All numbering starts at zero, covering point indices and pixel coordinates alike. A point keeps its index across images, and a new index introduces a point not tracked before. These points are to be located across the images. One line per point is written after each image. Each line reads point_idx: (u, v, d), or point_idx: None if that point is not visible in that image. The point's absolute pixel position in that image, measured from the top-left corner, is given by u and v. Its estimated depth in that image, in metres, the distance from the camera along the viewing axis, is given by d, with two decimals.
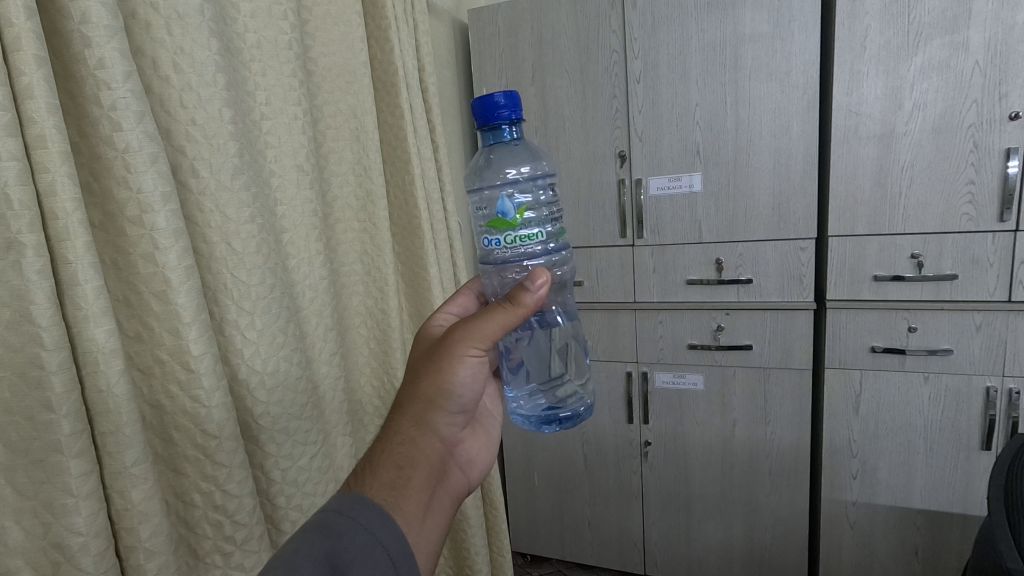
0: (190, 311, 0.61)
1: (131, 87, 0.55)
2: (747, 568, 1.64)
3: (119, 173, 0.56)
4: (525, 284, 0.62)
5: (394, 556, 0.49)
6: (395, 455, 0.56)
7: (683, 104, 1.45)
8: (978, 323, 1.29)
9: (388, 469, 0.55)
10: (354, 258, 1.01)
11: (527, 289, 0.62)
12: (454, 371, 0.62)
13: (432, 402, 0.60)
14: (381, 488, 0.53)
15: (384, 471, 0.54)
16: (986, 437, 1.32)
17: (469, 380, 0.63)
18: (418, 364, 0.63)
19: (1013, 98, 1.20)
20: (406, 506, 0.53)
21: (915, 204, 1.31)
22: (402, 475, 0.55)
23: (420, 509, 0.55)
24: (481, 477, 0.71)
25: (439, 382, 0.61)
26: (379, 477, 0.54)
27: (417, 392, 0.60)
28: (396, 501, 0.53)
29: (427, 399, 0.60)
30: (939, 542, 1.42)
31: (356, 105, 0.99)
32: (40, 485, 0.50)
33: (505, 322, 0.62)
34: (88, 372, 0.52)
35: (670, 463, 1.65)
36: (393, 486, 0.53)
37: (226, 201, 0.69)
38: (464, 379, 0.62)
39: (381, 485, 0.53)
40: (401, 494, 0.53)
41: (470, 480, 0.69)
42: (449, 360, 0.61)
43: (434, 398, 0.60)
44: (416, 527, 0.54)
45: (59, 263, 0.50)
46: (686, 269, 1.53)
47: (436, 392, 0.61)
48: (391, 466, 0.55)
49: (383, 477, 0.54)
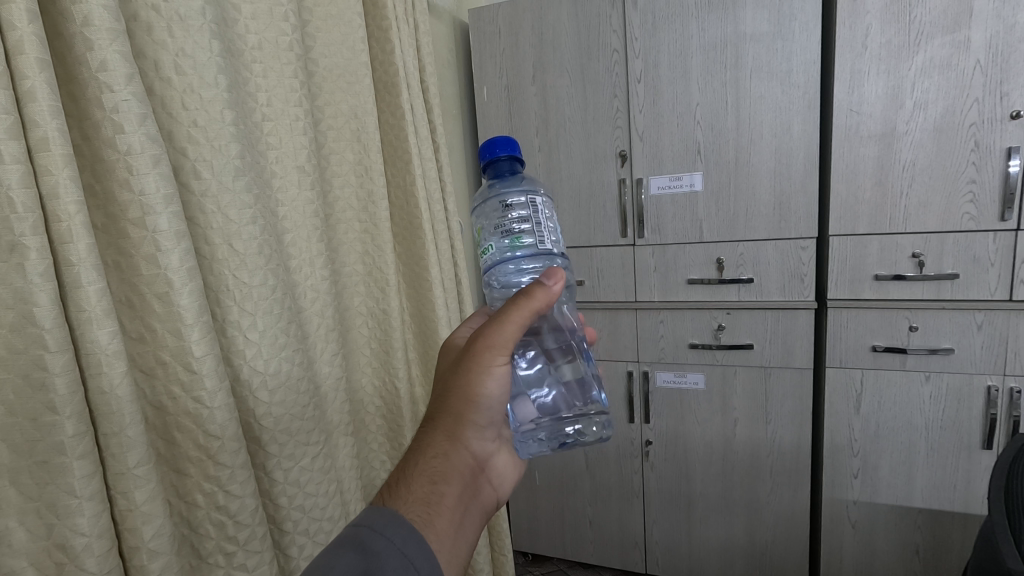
0: (193, 312, 0.61)
1: (133, 89, 0.55)
2: (748, 567, 1.64)
3: (120, 175, 0.56)
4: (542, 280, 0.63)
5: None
6: (428, 470, 0.57)
7: (684, 104, 1.45)
8: (979, 323, 1.29)
9: (421, 483, 0.56)
10: (355, 258, 1.02)
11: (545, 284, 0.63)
12: (482, 383, 0.63)
13: (463, 415, 0.62)
14: (415, 504, 0.54)
15: (417, 486, 0.55)
16: (987, 436, 1.32)
17: (498, 394, 0.64)
18: (446, 377, 0.64)
19: (1014, 97, 1.20)
20: (440, 522, 0.54)
21: (915, 203, 1.31)
22: (435, 491, 0.56)
23: (453, 524, 0.56)
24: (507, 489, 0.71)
25: (469, 396, 0.62)
26: (412, 491, 0.55)
27: (447, 406, 0.62)
28: (429, 517, 0.54)
29: (458, 414, 0.62)
30: (941, 541, 1.42)
31: (358, 106, 1.00)
32: (44, 486, 0.50)
33: (524, 323, 0.63)
34: (92, 374, 0.52)
35: (671, 462, 1.66)
36: (427, 502, 0.54)
37: (228, 203, 0.69)
38: (492, 392, 0.63)
39: (414, 499, 0.54)
40: (435, 510, 0.54)
41: (499, 491, 0.70)
42: (478, 373, 0.62)
43: (465, 414, 0.62)
44: (450, 542, 0.55)
45: (62, 265, 0.51)
46: (687, 269, 1.53)
47: (468, 407, 0.62)
48: (424, 481, 0.56)
49: (417, 492, 0.55)
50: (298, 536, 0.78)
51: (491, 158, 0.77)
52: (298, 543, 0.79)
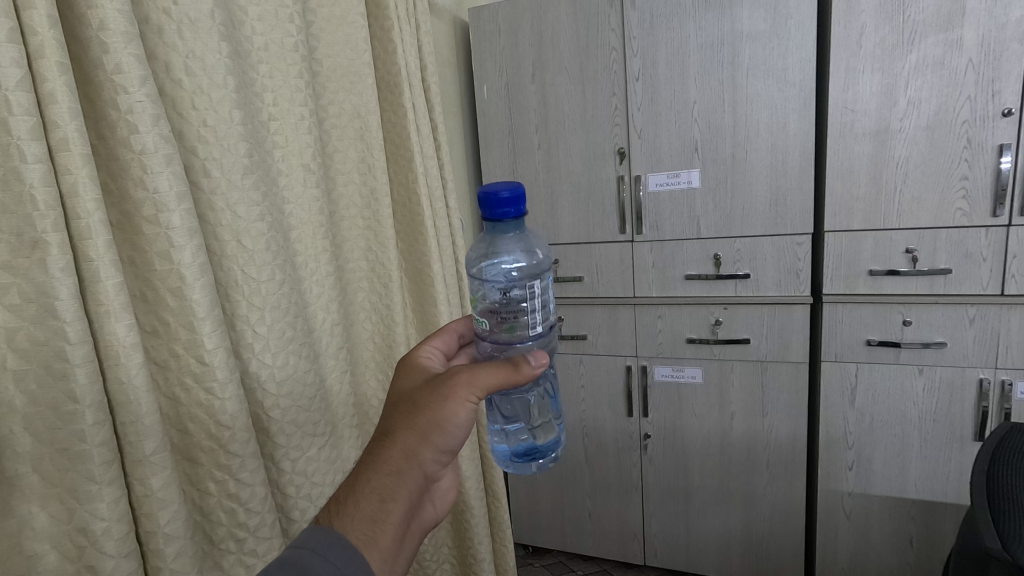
0: (205, 306, 0.63)
1: (146, 91, 0.57)
2: (746, 558, 1.67)
3: (135, 173, 0.58)
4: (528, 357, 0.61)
5: None
6: (382, 485, 0.55)
7: (682, 102, 1.47)
8: (971, 317, 1.31)
9: (370, 500, 0.53)
10: (358, 254, 1.04)
11: (529, 362, 0.61)
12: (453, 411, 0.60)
13: (427, 437, 0.59)
14: (363, 522, 0.51)
15: (366, 503, 0.53)
16: (979, 428, 1.35)
17: (466, 421, 0.61)
18: (416, 395, 0.61)
19: (1005, 95, 1.21)
20: (385, 542, 0.52)
21: (909, 199, 1.33)
22: (383, 509, 0.53)
23: (394, 546, 0.53)
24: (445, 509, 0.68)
25: (436, 416, 0.59)
26: (360, 508, 0.52)
27: (412, 425, 0.59)
28: (374, 538, 0.51)
29: (423, 433, 0.59)
30: (934, 532, 1.45)
31: (360, 105, 1.01)
32: (65, 473, 0.52)
33: (505, 376, 0.61)
34: (110, 365, 0.55)
35: (670, 456, 1.68)
36: (375, 520, 0.52)
37: (237, 200, 0.71)
38: (461, 420, 0.61)
39: (362, 517, 0.52)
40: (382, 529, 0.52)
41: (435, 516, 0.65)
42: (449, 399, 0.60)
43: (428, 433, 0.59)
44: (390, 562, 0.53)
45: (81, 261, 0.53)
46: (685, 264, 1.55)
47: (433, 428, 0.59)
48: (375, 497, 0.54)
49: (366, 510, 0.52)
50: (306, 525, 0.81)
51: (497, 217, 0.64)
52: None
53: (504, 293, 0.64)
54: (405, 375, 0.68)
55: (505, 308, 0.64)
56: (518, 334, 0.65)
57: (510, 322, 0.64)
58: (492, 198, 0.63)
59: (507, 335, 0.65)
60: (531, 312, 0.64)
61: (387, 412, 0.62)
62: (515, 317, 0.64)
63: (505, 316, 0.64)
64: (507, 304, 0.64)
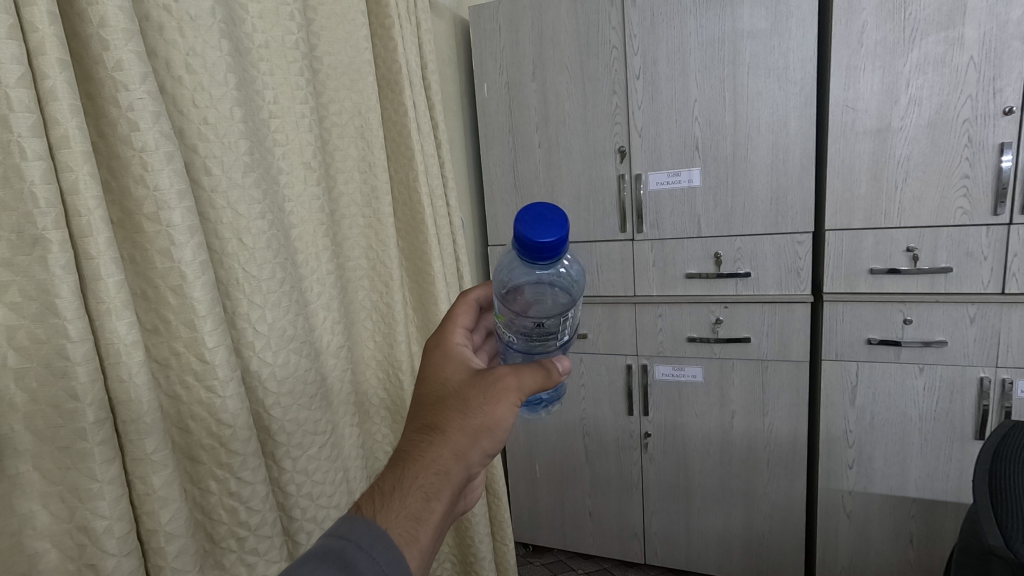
0: (205, 304, 0.63)
1: (147, 88, 0.57)
2: (746, 557, 1.67)
3: (136, 171, 0.58)
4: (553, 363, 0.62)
5: None
6: (425, 482, 0.54)
7: (683, 100, 1.47)
8: (971, 316, 1.31)
9: (415, 498, 0.52)
10: (359, 253, 1.04)
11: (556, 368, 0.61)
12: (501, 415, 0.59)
13: (476, 440, 0.58)
14: (406, 519, 0.51)
15: (411, 501, 0.52)
16: (979, 426, 1.35)
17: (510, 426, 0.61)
18: (463, 393, 0.59)
19: (1007, 93, 1.21)
20: (424, 541, 0.52)
21: (910, 198, 1.33)
22: (427, 508, 0.53)
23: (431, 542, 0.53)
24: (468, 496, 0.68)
25: (486, 421, 0.58)
26: (405, 505, 0.51)
27: (463, 426, 0.57)
28: (415, 535, 0.51)
29: (472, 434, 0.57)
30: (934, 530, 1.45)
31: (361, 103, 1.01)
32: (66, 471, 0.52)
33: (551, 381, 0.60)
34: (111, 363, 0.55)
35: (670, 454, 1.68)
36: (418, 519, 0.51)
37: (237, 198, 0.71)
38: (507, 425, 0.60)
39: (406, 515, 0.51)
40: (424, 528, 0.52)
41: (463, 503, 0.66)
42: (501, 406, 0.58)
43: (475, 435, 0.57)
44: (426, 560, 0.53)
45: (82, 258, 0.53)
46: (685, 263, 1.55)
47: (482, 432, 0.58)
48: (419, 495, 0.53)
49: (410, 507, 0.51)
50: (306, 523, 0.81)
51: (537, 260, 0.55)
52: (307, 529, 0.81)
53: (536, 323, 0.59)
54: (445, 363, 0.65)
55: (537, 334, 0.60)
56: (546, 347, 0.63)
57: (540, 343, 0.62)
58: (535, 245, 0.53)
59: (534, 348, 0.63)
60: (561, 334, 0.61)
61: (433, 403, 0.60)
62: (545, 340, 0.61)
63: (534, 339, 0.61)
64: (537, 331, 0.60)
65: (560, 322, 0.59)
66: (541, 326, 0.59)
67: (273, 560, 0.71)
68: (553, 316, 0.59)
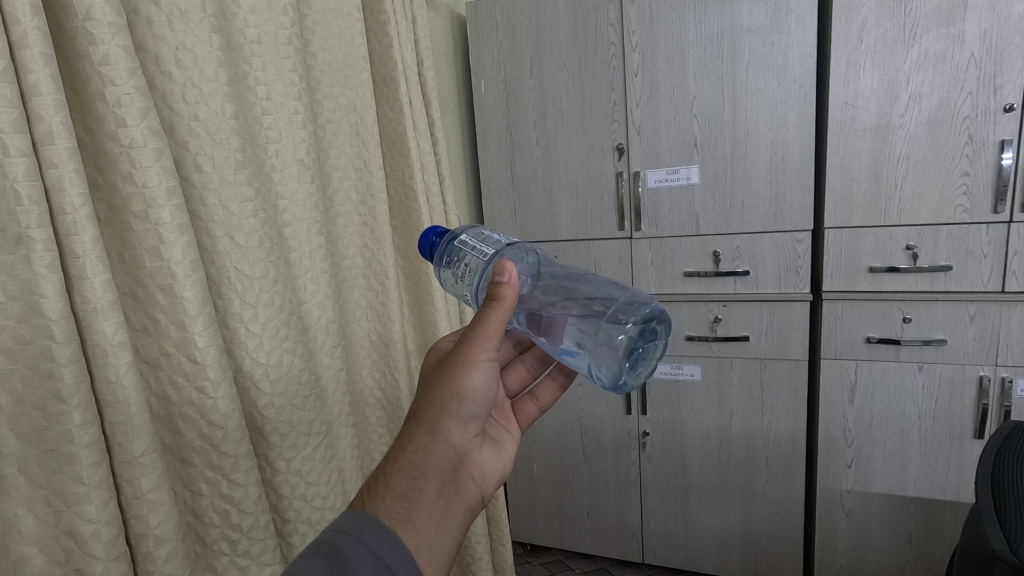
0: (196, 304, 0.62)
1: (134, 83, 0.56)
2: (744, 556, 1.66)
3: (123, 168, 0.57)
4: (497, 277, 0.59)
5: None
6: (409, 463, 0.54)
7: (681, 97, 1.46)
8: (971, 314, 1.30)
9: (400, 480, 0.53)
10: (354, 251, 1.03)
11: (500, 281, 0.59)
12: (466, 377, 0.59)
13: (446, 408, 0.58)
14: (393, 501, 0.51)
15: (396, 482, 0.52)
16: (979, 425, 1.34)
17: (483, 386, 0.60)
18: (430, 374, 0.60)
19: (1007, 90, 1.20)
20: (421, 517, 0.51)
21: (909, 196, 1.32)
22: (414, 486, 0.52)
23: (432, 519, 0.52)
24: (492, 484, 0.67)
25: (452, 388, 0.58)
26: (389, 488, 0.52)
27: (432, 401, 0.58)
28: (408, 514, 0.51)
29: (441, 405, 0.58)
30: (933, 530, 1.44)
31: (356, 99, 1.00)
32: (52, 474, 0.51)
33: (500, 321, 0.59)
34: (98, 364, 0.53)
35: (668, 453, 1.67)
36: (406, 497, 0.51)
37: (229, 196, 0.70)
38: (477, 385, 0.60)
39: (392, 497, 0.51)
40: (415, 505, 0.51)
41: (479, 490, 0.64)
42: (459, 367, 0.59)
43: (445, 403, 0.58)
44: (431, 538, 0.52)
45: (68, 257, 0.52)
46: (684, 261, 1.54)
47: (450, 400, 0.58)
48: (403, 476, 0.53)
49: (396, 488, 0.52)
50: (300, 525, 0.80)
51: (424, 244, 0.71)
52: (301, 531, 0.80)
53: (447, 262, 0.67)
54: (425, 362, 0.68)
55: (456, 266, 0.65)
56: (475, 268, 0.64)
57: (466, 268, 0.64)
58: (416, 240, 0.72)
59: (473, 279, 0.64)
60: (471, 253, 0.64)
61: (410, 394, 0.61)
62: (466, 264, 0.64)
63: (461, 272, 0.65)
64: (454, 266, 0.65)
65: (459, 244, 0.65)
66: (450, 262, 0.66)
67: (266, 562, 0.70)
68: (453, 246, 0.66)
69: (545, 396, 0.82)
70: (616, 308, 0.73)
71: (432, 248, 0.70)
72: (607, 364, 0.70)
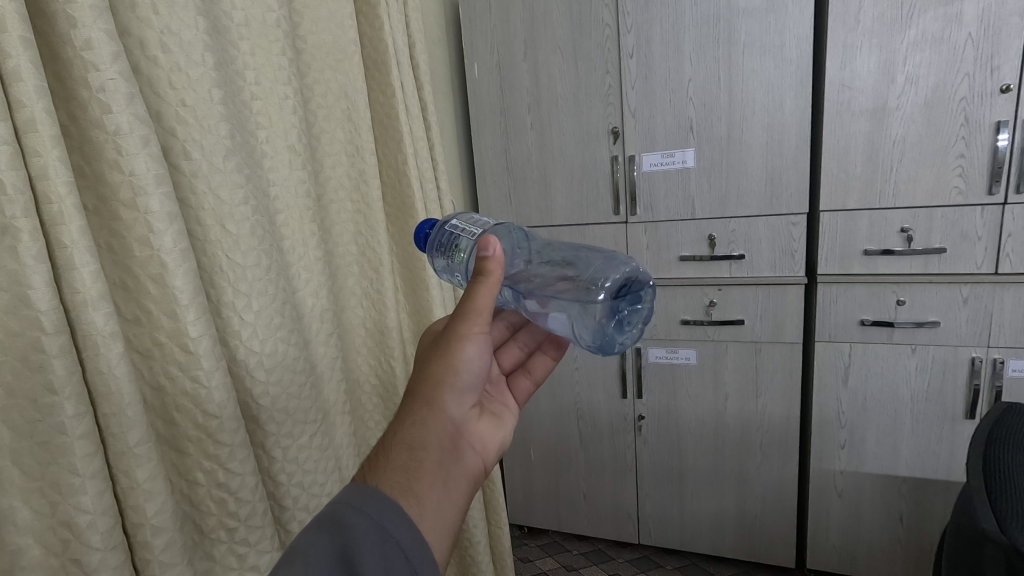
0: (188, 293, 0.61)
1: (119, 68, 0.54)
2: (738, 537, 1.68)
3: (110, 156, 0.56)
4: (480, 252, 0.59)
5: (407, 548, 0.47)
6: (408, 435, 0.54)
7: (676, 80, 1.44)
8: (964, 296, 1.31)
9: (400, 452, 0.53)
10: (348, 238, 1.02)
11: (485, 256, 0.58)
12: (459, 350, 0.59)
13: (441, 380, 0.59)
14: (394, 473, 0.51)
15: (396, 454, 0.53)
16: (970, 406, 1.35)
17: (477, 357, 0.61)
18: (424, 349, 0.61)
19: (1004, 71, 1.20)
20: (423, 487, 0.52)
21: (905, 178, 1.32)
22: (414, 458, 0.53)
23: (435, 488, 0.53)
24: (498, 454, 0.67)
25: (446, 361, 0.58)
26: (389, 461, 0.52)
27: (427, 374, 0.58)
28: (410, 484, 0.51)
29: (435, 377, 0.59)
30: (923, 509, 1.46)
31: (347, 84, 0.99)
32: (47, 466, 0.51)
33: (489, 293, 0.59)
34: (89, 355, 0.53)
35: (663, 436, 1.68)
36: (407, 468, 0.52)
37: (219, 183, 0.69)
38: (471, 356, 0.60)
39: (392, 469, 0.52)
40: (416, 476, 0.52)
41: (487, 461, 0.65)
42: (451, 340, 0.59)
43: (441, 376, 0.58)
44: (435, 505, 0.52)
45: (55, 248, 0.51)
46: (679, 246, 1.54)
47: (444, 372, 0.59)
48: (403, 448, 0.53)
49: (396, 461, 0.52)
50: (298, 512, 0.80)
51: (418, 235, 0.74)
52: (298, 518, 0.80)
53: (441, 248, 0.69)
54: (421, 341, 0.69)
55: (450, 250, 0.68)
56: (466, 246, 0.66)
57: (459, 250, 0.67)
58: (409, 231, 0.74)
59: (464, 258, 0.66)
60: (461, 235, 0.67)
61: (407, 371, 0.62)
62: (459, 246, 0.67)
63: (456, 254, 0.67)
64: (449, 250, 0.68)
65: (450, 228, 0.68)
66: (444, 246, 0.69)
67: (264, 549, 0.70)
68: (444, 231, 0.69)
69: (539, 368, 0.82)
70: (590, 276, 0.75)
71: (426, 239, 0.70)
72: (589, 326, 0.73)
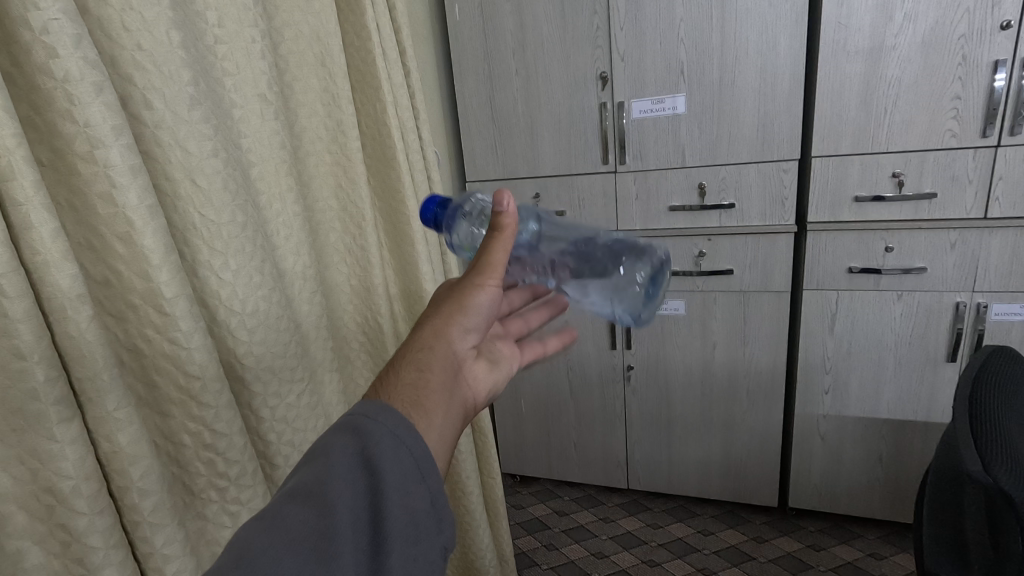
0: (159, 252, 0.58)
1: (62, 6, 0.50)
2: (724, 480, 1.73)
3: (61, 106, 0.51)
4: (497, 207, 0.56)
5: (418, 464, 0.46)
6: (417, 360, 0.53)
7: (667, 20, 1.38)
8: (952, 241, 1.31)
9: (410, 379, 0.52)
10: (328, 193, 0.98)
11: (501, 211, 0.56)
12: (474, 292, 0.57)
13: (452, 316, 0.56)
14: (402, 397, 0.50)
15: (405, 377, 0.51)
16: (952, 349, 1.38)
17: (492, 303, 0.59)
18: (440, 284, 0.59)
19: (1005, 6, 1.15)
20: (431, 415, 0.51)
21: (899, 122, 1.29)
22: (423, 387, 0.51)
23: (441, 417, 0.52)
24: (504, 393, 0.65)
25: (460, 299, 0.56)
26: (397, 385, 0.51)
27: (440, 309, 0.56)
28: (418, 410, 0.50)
29: (446, 314, 0.56)
30: (903, 449, 1.51)
31: (319, 27, 0.93)
32: (23, 433, 0.49)
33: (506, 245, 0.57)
34: (56, 318, 0.51)
35: (652, 386, 1.71)
36: (414, 396, 0.50)
37: (186, 135, 0.65)
38: (485, 301, 0.58)
39: (401, 395, 0.50)
40: (424, 404, 0.51)
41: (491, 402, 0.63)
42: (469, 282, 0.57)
43: (454, 311, 0.56)
44: (441, 436, 0.51)
45: (9, 206, 0.47)
46: (669, 195, 1.52)
47: (456, 308, 0.57)
48: (412, 371, 0.52)
49: (404, 385, 0.51)
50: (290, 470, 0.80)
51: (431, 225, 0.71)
52: None
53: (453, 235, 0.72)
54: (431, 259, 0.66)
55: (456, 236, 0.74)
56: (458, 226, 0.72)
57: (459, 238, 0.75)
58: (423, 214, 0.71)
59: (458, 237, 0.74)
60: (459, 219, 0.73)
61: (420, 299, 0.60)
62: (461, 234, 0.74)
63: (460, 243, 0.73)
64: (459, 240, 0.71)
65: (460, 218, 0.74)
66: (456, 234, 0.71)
67: (257, 507, 0.71)
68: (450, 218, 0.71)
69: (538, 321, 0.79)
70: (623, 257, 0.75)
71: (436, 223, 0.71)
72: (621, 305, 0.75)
